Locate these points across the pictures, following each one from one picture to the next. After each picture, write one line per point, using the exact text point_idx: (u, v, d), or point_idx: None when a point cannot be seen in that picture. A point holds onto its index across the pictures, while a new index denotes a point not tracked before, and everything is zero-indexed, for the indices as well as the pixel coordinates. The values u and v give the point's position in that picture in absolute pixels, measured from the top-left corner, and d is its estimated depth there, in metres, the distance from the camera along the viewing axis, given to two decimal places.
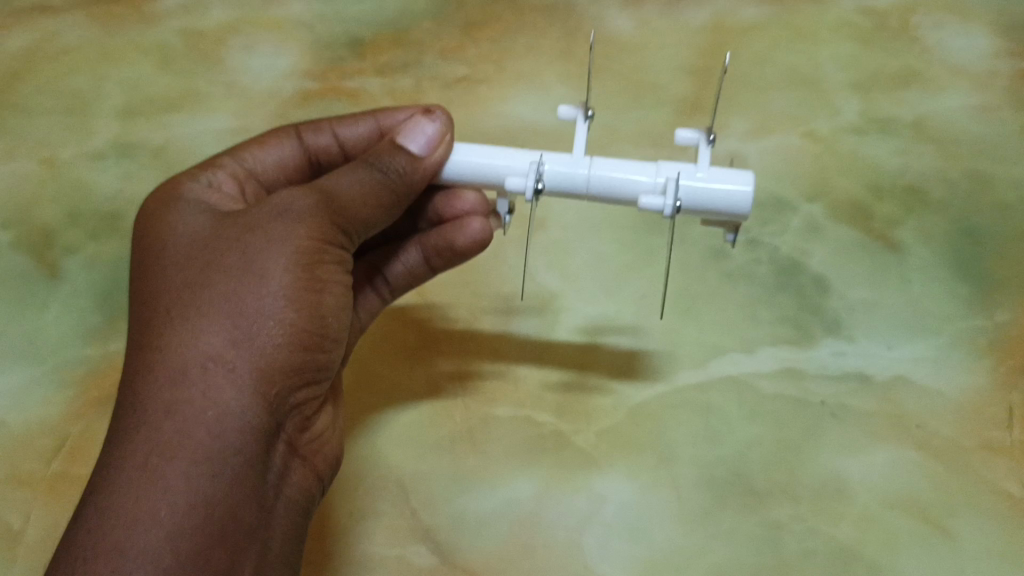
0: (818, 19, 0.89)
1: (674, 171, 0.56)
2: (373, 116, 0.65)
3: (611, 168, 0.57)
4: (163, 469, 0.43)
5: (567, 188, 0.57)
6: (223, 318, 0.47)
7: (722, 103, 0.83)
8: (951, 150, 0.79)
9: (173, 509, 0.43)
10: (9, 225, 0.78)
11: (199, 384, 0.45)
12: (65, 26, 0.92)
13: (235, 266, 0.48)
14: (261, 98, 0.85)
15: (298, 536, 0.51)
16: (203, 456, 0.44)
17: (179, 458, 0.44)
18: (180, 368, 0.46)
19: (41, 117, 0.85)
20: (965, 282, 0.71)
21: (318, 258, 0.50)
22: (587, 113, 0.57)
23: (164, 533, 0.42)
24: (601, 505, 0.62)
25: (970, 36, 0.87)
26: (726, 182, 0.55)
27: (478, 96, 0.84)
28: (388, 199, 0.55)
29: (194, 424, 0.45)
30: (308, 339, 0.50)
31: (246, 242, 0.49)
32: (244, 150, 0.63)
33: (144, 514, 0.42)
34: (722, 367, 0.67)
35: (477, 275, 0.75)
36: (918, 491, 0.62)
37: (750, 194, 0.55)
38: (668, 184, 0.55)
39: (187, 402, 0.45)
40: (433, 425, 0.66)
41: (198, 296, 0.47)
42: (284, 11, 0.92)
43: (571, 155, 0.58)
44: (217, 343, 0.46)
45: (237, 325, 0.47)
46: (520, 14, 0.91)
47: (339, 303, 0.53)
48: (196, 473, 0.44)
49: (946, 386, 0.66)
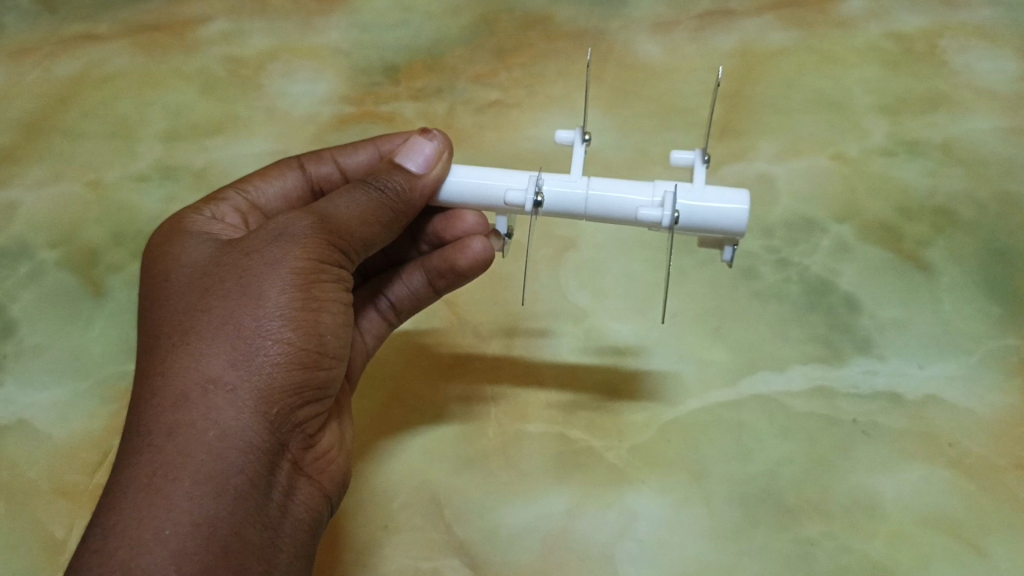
0: (845, 43, 0.90)
1: (671, 187, 0.58)
2: (373, 143, 0.68)
3: (608, 188, 0.58)
4: (166, 490, 0.44)
5: (566, 206, 0.59)
6: (222, 340, 0.48)
7: (752, 126, 0.84)
8: (980, 172, 0.79)
9: (176, 528, 0.43)
10: (57, 245, 0.80)
11: (201, 406, 0.46)
12: (110, 54, 0.95)
13: (234, 291, 0.49)
14: (300, 122, 0.88)
15: (307, 558, 0.51)
16: (206, 477, 0.44)
17: (181, 479, 0.44)
18: (182, 391, 0.46)
19: (88, 142, 0.88)
20: (995, 301, 0.71)
21: (315, 277, 0.51)
22: (582, 136, 0.59)
23: (167, 553, 0.42)
24: (633, 520, 0.62)
25: (996, 59, 0.87)
26: (722, 200, 0.57)
27: (511, 120, 0.86)
28: (387, 218, 0.56)
29: (196, 445, 0.45)
30: (309, 358, 0.50)
31: (245, 267, 0.50)
32: (247, 183, 0.66)
33: (147, 534, 0.42)
34: (753, 385, 0.68)
35: (510, 294, 0.76)
36: (952, 509, 0.62)
37: (745, 212, 0.56)
38: (666, 197, 0.57)
39: (189, 424, 0.45)
40: (466, 442, 0.67)
41: (199, 321, 0.49)
42: (321, 39, 0.95)
43: (569, 176, 0.60)
44: (216, 364, 0.47)
45: (236, 347, 0.48)
46: (551, 40, 0.93)
47: (339, 322, 0.53)
48: (198, 494, 0.44)
49: (977, 405, 0.66)
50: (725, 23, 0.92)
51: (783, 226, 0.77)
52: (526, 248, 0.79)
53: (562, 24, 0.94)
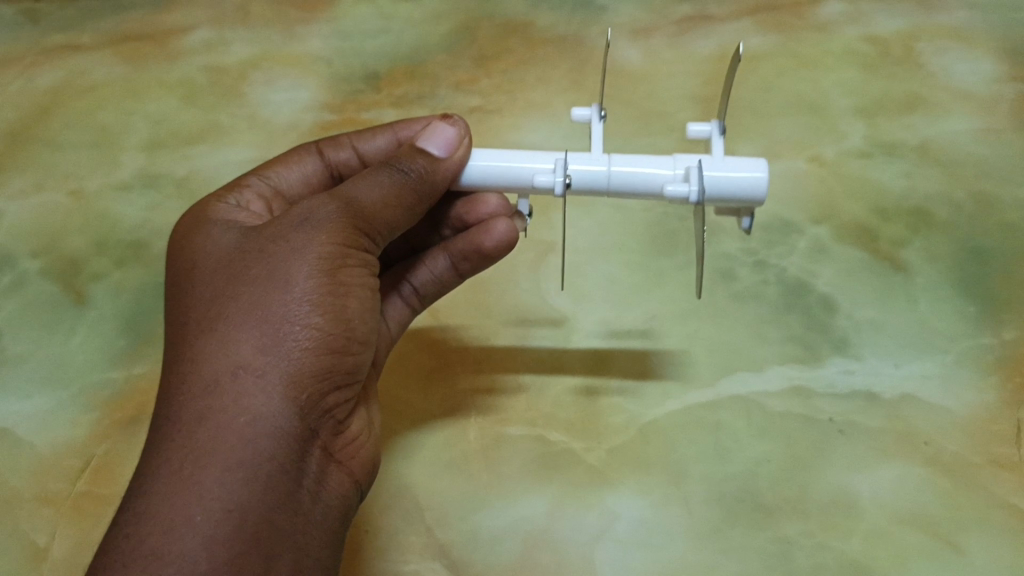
0: (823, 46, 0.91)
1: (693, 160, 0.58)
2: (391, 129, 0.68)
3: (631, 164, 0.59)
4: (197, 476, 0.44)
5: (590, 184, 0.60)
6: (251, 327, 0.48)
7: (730, 130, 0.84)
8: (957, 173, 0.80)
9: (208, 514, 0.44)
10: (39, 254, 0.80)
11: (231, 392, 0.47)
12: (93, 63, 0.96)
13: (261, 277, 0.50)
14: (282, 130, 0.88)
15: (337, 541, 0.51)
16: (237, 462, 0.45)
17: (212, 465, 0.45)
18: (213, 377, 0.47)
19: (70, 151, 0.88)
20: (970, 300, 0.72)
21: (341, 263, 0.52)
22: (600, 112, 0.60)
23: (200, 538, 0.43)
24: (613, 522, 0.63)
25: (973, 61, 0.88)
26: (739, 171, 0.57)
27: (491, 125, 0.87)
28: (410, 201, 0.56)
29: (227, 431, 0.46)
30: (337, 344, 0.50)
31: (272, 254, 0.51)
32: (269, 169, 0.66)
33: (181, 520, 0.43)
34: (731, 387, 0.68)
35: (491, 298, 0.76)
36: (928, 507, 0.63)
37: (764, 180, 0.57)
38: (691, 171, 0.57)
39: (221, 410, 0.46)
40: (447, 445, 0.67)
41: (228, 307, 0.49)
42: (303, 47, 0.95)
43: (589, 153, 0.60)
44: (246, 351, 0.48)
45: (265, 333, 0.48)
46: (531, 46, 0.93)
47: (365, 307, 0.53)
48: (229, 479, 0.45)
49: (953, 403, 0.67)
50: (704, 29, 0.93)
51: (761, 228, 0.77)
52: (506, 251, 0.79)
53: (542, 30, 0.95)
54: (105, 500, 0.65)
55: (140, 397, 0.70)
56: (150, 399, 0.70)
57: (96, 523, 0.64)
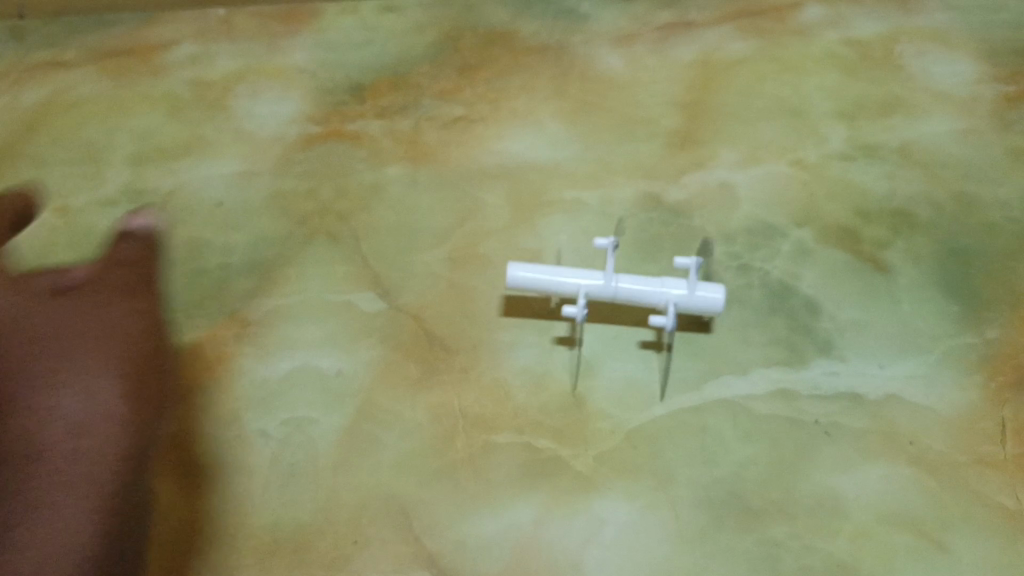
0: (803, 50, 0.91)
1: (673, 291, 0.68)
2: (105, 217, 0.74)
3: (633, 284, 0.68)
4: (55, 504, 0.59)
5: (597, 292, 0.68)
6: (87, 390, 0.64)
7: (712, 135, 0.85)
8: (937, 174, 0.80)
9: (65, 538, 0.58)
10: (25, 271, 0.80)
11: (71, 445, 0.62)
12: (77, 80, 0.96)
13: (60, 354, 0.65)
14: (267, 143, 0.88)
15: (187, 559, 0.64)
16: (91, 500, 0.60)
17: (69, 497, 0.60)
18: (50, 436, 0.62)
19: (55, 168, 0.88)
20: (953, 300, 0.73)
21: (120, 351, 0.67)
22: (616, 245, 0.67)
23: (53, 555, 0.57)
24: (600, 528, 0.63)
25: (952, 62, 0.89)
26: (705, 291, 0.67)
27: (475, 134, 0.87)
28: (133, 285, 0.70)
29: (70, 472, 0.61)
30: (113, 418, 0.64)
31: (98, 332, 0.67)
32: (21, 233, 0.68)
33: (44, 538, 0.58)
34: (717, 390, 0.69)
35: (478, 307, 0.75)
36: (914, 507, 0.63)
37: (722, 298, 0.68)
38: (669, 307, 0.67)
39: (58, 455, 0.61)
40: (434, 453, 0.67)
41: (39, 374, 0.64)
42: (287, 60, 0.96)
43: (598, 274, 0.68)
44: (72, 411, 0.63)
45: (77, 398, 0.64)
46: (514, 55, 0.94)
47: (140, 390, 0.66)
48: (85, 513, 0.59)
49: (937, 403, 0.67)
50: (686, 34, 0.93)
51: (744, 232, 0.78)
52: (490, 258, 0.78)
53: (525, 39, 0.95)
54: None
55: None
56: None
57: None
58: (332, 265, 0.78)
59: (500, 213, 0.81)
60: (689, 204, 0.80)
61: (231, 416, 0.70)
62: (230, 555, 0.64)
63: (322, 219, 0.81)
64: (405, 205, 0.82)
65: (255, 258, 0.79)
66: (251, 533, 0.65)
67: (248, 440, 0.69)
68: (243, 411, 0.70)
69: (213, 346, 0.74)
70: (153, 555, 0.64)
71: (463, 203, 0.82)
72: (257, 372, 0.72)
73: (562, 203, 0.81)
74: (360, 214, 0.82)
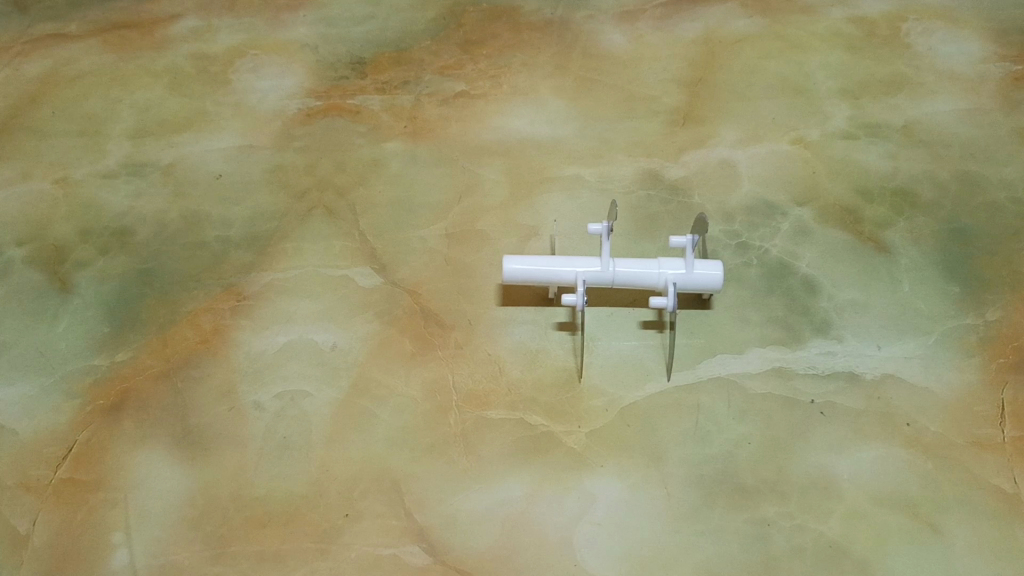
0: (809, 29, 0.90)
1: (670, 271, 0.67)
2: None
3: (630, 266, 0.67)
4: None
5: (595, 280, 0.68)
6: None
7: (714, 113, 0.84)
8: (941, 153, 0.80)
9: None
10: (24, 242, 0.80)
11: None
12: (79, 53, 0.95)
13: None
14: (266, 117, 0.88)
15: None
16: None
17: None
18: None
19: (55, 139, 0.88)
20: (954, 281, 0.72)
21: None
22: (609, 227, 0.66)
23: None
24: (591, 504, 0.63)
25: (959, 40, 0.88)
26: (703, 269, 0.67)
27: (476, 110, 0.87)
28: None
29: None
30: None
31: None
32: None
33: None
34: (712, 369, 0.68)
35: (474, 283, 0.74)
36: (909, 488, 0.62)
37: (720, 274, 0.67)
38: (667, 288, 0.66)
39: None
40: (428, 428, 0.67)
41: None
42: (289, 35, 0.95)
43: (594, 261, 0.68)
44: None
45: None
46: (516, 31, 0.93)
47: None
48: None
49: (935, 384, 0.67)
50: (690, 12, 0.92)
51: (744, 211, 0.77)
52: (487, 235, 0.77)
53: (528, 15, 0.95)
54: (88, 486, 0.66)
55: (123, 383, 0.71)
56: (132, 385, 0.70)
57: (78, 510, 0.65)
58: (328, 239, 0.78)
59: (497, 189, 0.80)
60: (689, 182, 0.79)
61: (226, 388, 0.70)
62: (222, 527, 0.64)
63: (320, 194, 0.81)
64: (403, 181, 0.82)
65: (253, 232, 0.79)
66: (242, 505, 0.64)
67: (243, 412, 0.69)
68: (237, 384, 0.70)
69: (209, 318, 0.74)
70: (143, 527, 0.64)
71: (462, 179, 0.81)
72: (252, 345, 0.72)
73: (561, 180, 0.80)
74: (358, 189, 0.81)
